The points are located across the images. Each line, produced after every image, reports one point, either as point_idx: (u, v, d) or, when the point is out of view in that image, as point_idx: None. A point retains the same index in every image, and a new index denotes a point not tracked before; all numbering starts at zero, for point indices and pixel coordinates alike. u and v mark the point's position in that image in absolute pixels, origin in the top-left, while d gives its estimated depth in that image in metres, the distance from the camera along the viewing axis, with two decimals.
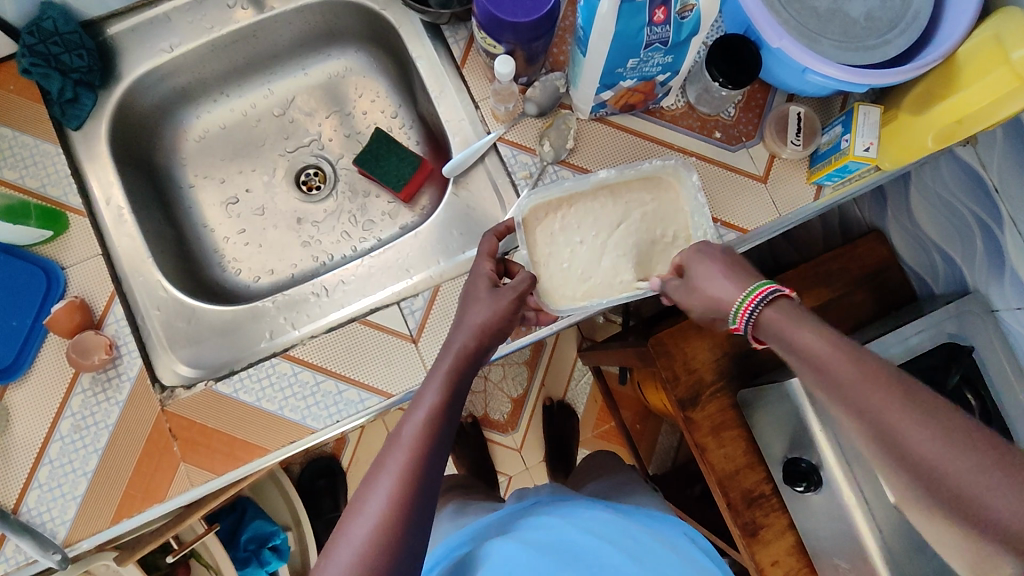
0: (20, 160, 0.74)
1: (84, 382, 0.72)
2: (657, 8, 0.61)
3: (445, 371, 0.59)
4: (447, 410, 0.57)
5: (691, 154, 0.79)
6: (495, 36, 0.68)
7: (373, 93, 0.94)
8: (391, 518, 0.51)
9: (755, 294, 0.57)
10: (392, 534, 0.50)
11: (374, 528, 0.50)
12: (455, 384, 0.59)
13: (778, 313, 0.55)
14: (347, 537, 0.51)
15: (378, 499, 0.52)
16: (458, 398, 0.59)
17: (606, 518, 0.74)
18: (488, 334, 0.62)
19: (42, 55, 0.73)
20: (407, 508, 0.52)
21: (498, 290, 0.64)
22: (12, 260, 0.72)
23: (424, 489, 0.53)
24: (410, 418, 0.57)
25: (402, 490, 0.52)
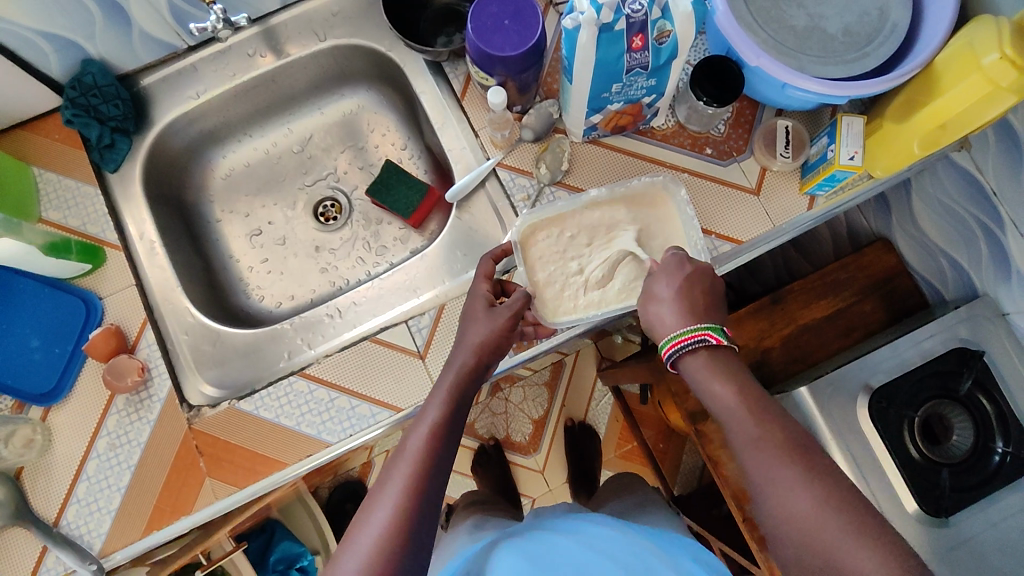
0: (64, 203, 0.82)
1: (118, 403, 0.77)
2: (635, 35, 0.64)
3: (447, 388, 0.63)
4: (448, 425, 0.61)
5: (683, 171, 0.82)
6: (487, 69, 0.73)
7: (384, 127, 1.00)
8: (395, 528, 0.54)
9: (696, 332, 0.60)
10: (396, 541, 0.54)
11: (380, 536, 0.54)
12: (456, 401, 0.63)
13: (704, 360, 0.59)
14: (354, 546, 0.54)
15: (382, 510, 0.55)
16: (459, 413, 0.63)
17: (617, 537, 0.76)
18: (486, 351, 0.66)
19: (83, 107, 0.81)
20: (410, 517, 0.55)
21: (494, 309, 0.68)
22: (55, 292, 0.79)
23: (427, 500, 0.56)
24: (414, 433, 0.60)
25: (406, 501, 0.55)
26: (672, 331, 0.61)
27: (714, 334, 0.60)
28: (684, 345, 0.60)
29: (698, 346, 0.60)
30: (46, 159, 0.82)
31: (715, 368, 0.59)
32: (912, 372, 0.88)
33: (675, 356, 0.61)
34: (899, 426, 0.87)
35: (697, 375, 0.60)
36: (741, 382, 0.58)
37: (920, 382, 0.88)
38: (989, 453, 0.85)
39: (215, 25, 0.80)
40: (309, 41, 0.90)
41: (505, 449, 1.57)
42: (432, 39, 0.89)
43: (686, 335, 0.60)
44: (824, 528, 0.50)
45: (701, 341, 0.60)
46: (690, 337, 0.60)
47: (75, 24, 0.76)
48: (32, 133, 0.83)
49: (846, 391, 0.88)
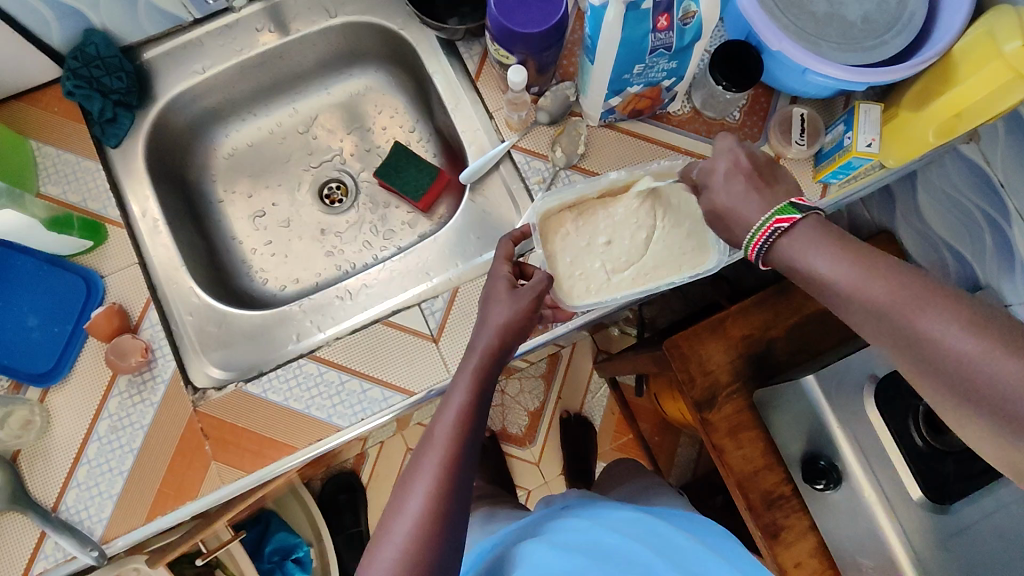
0: (63, 177, 0.79)
1: (120, 384, 0.75)
2: (661, 14, 0.64)
3: (472, 370, 0.62)
4: (476, 409, 0.60)
5: (698, 157, 0.82)
6: (507, 47, 0.72)
7: (391, 109, 0.98)
8: (430, 517, 0.55)
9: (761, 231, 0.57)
10: (431, 530, 0.55)
11: (414, 527, 0.54)
12: (482, 383, 0.62)
13: (793, 242, 0.56)
14: (390, 535, 0.55)
15: (416, 500, 0.55)
16: (486, 396, 0.62)
17: (636, 517, 0.73)
18: (508, 333, 0.65)
19: (85, 79, 0.79)
20: (444, 505, 0.55)
21: (517, 290, 0.67)
22: (54, 270, 0.77)
23: (458, 488, 0.57)
24: (441, 419, 0.59)
25: (439, 490, 0.56)
26: (750, 229, 0.58)
27: (786, 216, 0.56)
28: (766, 239, 0.57)
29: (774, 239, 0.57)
30: (47, 132, 0.80)
31: (811, 241, 0.55)
32: None
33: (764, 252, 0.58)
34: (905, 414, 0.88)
35: (793, 254, 0.56)
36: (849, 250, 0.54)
37: None
38: None
39: None
40: (319, 18, 0.88)
41: (501, 440, 1.56)
42: (446, 17, 0.84)
43: (760, 233, 0.57)
44: (990, 358, 0.46)
45: (776, 231, 0.56)
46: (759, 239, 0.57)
47: None
48: (31, 104, 0.81)
49: (852, 380, 0.91)
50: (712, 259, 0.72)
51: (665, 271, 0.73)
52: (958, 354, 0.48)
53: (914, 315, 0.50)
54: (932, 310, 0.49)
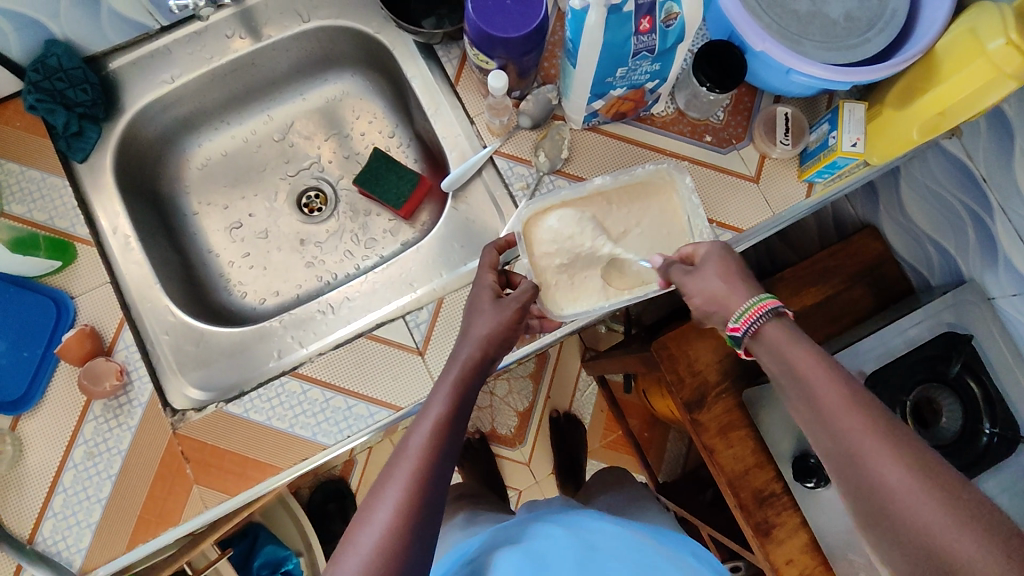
0: (28, 195, 0.77)
1: (96, 409, 0.73)
2: (643, 18, 0.62)
3: (452, 381, 0.61)
4: (454, 420, 0.58)
5: (684, 158, 0.81)
6: (487, 52, 0.70)
7: (370, 114, 0.96)
8: (399, 527, 0.51)
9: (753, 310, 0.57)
10: (399, 542, 0.51)
11: (381, 537, 0.51)
12: (462, 395, 0.60)
13: (782, 328, 0.56)
14: (355, 547, 0.51)
15: (385, 509, 0.52)
16: (465, 408, 0.60)
17: (619, 534, 0.73)
18: (493, 345, 0.63)
19: (47, 92, 0.76)
20: (414, 516, 0.52)
21: (501, 300, 0.66)
22: (24, 292, 0.75)
23: (430, 499, 0.54)
24: (418, 429, 0.57)
25: (410, 500, 0.53)
26: (747, 301, 0.58)
27: (790, 303, 0.58)
28: (767, 311, 0.56)
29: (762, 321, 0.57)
30: (12, 149, 0.78)
31: (793, 337, 0.56)
32: (902, 359, 0.88)
33: (756, 324, 0.57)
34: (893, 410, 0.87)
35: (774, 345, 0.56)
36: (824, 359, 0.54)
37: (912, 367, 0.88)
38: (978, 434, 0.85)
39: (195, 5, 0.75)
40: (291, 22, 0.85)
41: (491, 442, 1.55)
42: (419, 20, 0.83)
43: (764, 304, 0.57)
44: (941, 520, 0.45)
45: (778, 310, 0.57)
46: (749, 316, 0.57)
47: None
48: None
49: None
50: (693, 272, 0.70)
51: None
52: (922, 522, 0.45)
53: (881, 466, 0.48)
54: (905, 468, 0.47)
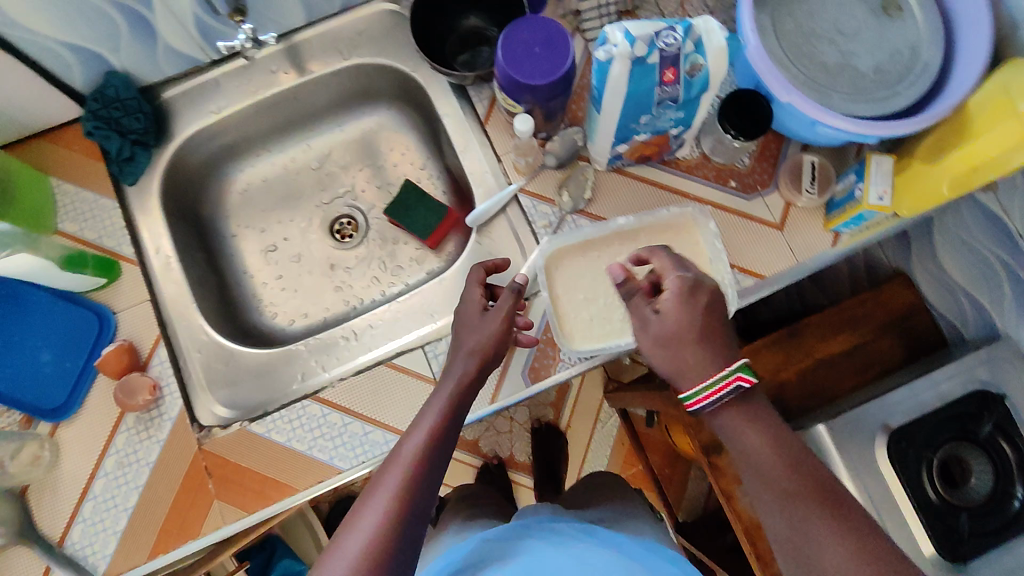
0: (81, 215, 0.83)
1: (128, 421, 0.77)
2: (668, 69, 0.65)
3: (447, 395, 0.62)
4: (446, 433, 0.60)
5: (707, 203, 0.81)
6: (514, 96, 0.72)
7: (404, 147, 0.99)
8: (386, 533, 0.53)
9: (728, 380, 0.58)
10: (386, 547, 0.52)
11: (367, 543, 0.52)
12: (455, 408, 0.62)
13: (737, 413, 0.59)
14: (342, 551, 0.52)
15: (374, 514, 0.54)
16: (457, 421, 0.62)
17: (606, 554, 0.69)
18: (489, 359, 0.65)
19: (104, 119, 0.82)
20: (401, 524, 0.54)
21: (488, 313, 0.67)
22: (69, 305, 0.79)
23: (417, 508, 0.55)
24: (411, 439, 0.59)
25: (398, 507, 0.54)
26: (697, 383, 0.59)
27: (745, 375, 0.58)
28: (722, 395, 0.58)
29: (728, 397, 0.59)
30: (71, 171, 0.84)
31: (749, 416, 0.59)
32: (932, 415, 0.84)
33: (710, 408, 0.60)
34: (919, 468, 0.83)
35: (730, 428, 0.59)
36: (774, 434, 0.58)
37: (943, 423, 0.84)
38: (1010, 499, 0.82)
39: (241, 45, 0.77)
40: (333, 60, 0.90)
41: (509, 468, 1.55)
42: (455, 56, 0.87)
43: (709, 390, 0.58)
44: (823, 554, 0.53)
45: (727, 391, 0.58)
46: (720, 388, 0.58)
47: (99, 33, 0.76)
48: (54, 143, 0.85)
49: (864, 432, 0.84)
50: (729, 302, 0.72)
51: None
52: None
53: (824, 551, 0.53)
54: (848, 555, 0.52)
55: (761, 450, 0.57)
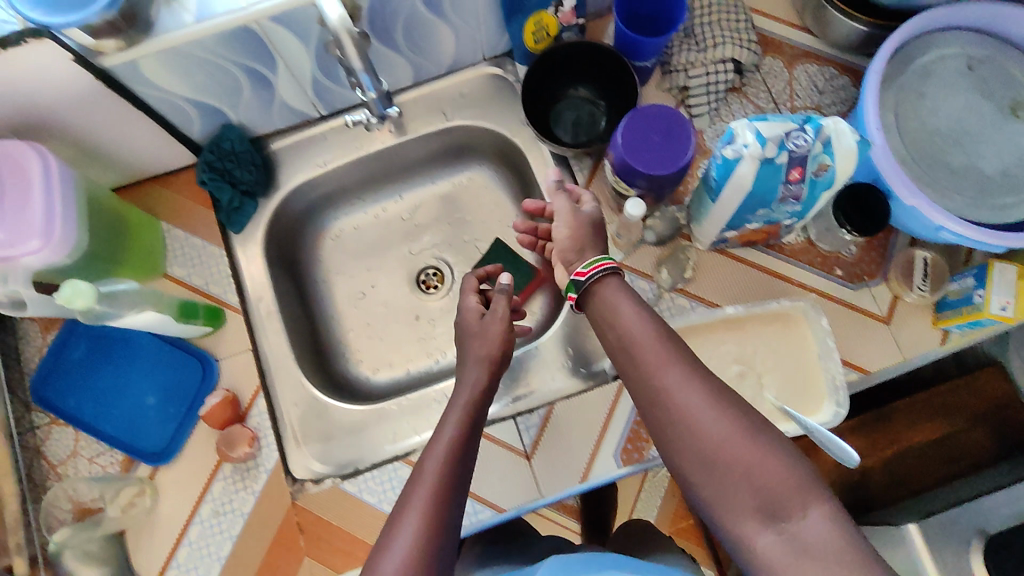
0: (189, 261, 0.85)
1: (225, 469, 0.79)
2: (794, 168, 0.64)
3: (460, 412, 0.64)
4: (465, 447, 0.61)
5: (811, 290, 0.80)
6: (628, 179, 0.72)
7: (493, 202, 1.00)
8: (419, 554, 0.52)
9: (595, 264, 0.67)
10: (420, 571, 0.51)
11: (402, 567, 0.51)
12: (470, 423, 0.64)
13: (611, 285, 0.65)
14: None
15: (405, 536, 0.53)
16: (473, 435, 0.63)
17: None
18: (495, 363, 0.71)
19: (218, 171, 0.84)
20: (433, 544, 0.53)
21: (485, 319, 0.75)
22: (176, 352, 0.82)
23: (447, 528, 0.55)
24: (432, 454, 0.60)
25: (428, 527, 0.54)
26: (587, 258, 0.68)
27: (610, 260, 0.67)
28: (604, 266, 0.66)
29: (603, 275, 0.66)
30: (181, 216, 0.86)
31: (618, 292, 0.65)
32: None
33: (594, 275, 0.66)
34: None
35: (607, 306, 0.64)
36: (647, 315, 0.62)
37: None
38: None
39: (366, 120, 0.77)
40: (436, 119, 0.91)
41: None
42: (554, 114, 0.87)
43: (592, 266, 0.67)
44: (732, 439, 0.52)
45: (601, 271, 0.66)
46: (595, 266, 0.66)
47: (223, 92, 0.77)
48: (167, 187, 0.87)
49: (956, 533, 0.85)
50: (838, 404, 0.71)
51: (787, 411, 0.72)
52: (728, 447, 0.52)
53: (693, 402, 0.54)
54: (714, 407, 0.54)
55: (640, 326, 0.61)
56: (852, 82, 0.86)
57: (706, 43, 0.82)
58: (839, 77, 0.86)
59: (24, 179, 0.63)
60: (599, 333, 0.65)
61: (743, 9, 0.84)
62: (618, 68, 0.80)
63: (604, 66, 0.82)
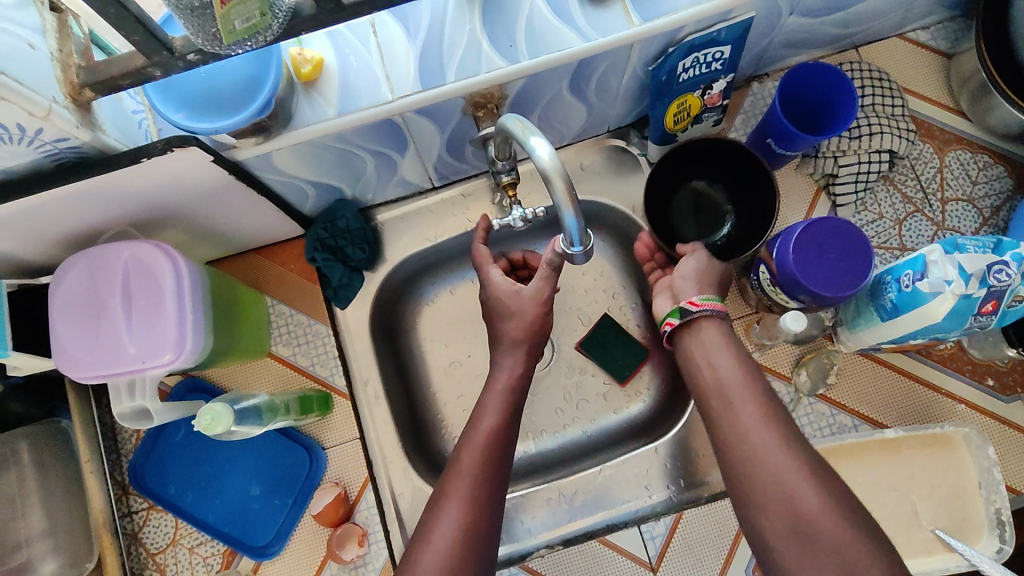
0: (295, 339, 0.81)
1: (332, 567, 0.75)
2: (990, 302, 0.59)
3: (498, 399, 0.66)
4: (504, 436, 0.64)
5: (959, 401, 0.75)
6: (786, 290, 0.67)
7: (598, 271, 0.90)
8: (463, 540, 0.56)
9: (709, 300, 0.62)
10: (463, 556, 0.56)
11: (446, 551, 0.55)
12: (509, 409, 0.66)
13: (716, 327, 0.61)
14: (421, 559, 0.55)
15: (448, 524, 0.57)
16: (512, 422, 0.65)
17: None
18: (533, 344, 0.69)
19: (330, 249, 0.79)
20: (475, 531, 0.57)
21: (521, 291, 0.68)
22: (283, 440, 0.78)
23: (487, 515, 0.59)
24: (470, 442, 0.63)
25: (469, 515, 0.58)
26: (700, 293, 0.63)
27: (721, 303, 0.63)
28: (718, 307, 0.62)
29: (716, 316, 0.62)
30: (286, 291, 0.82)
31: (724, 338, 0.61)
32: None
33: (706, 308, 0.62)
34: None
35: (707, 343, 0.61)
36: (743, 361, 0.59)
37: None
38: None
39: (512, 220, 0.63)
40: None
41: None
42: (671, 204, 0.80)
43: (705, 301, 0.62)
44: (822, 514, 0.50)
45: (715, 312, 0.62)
46: (710, 302, 0.62)
47: (346, 176, 0.73)
48: (270, 260, 0.83)
49: None
50: (998, 544, 0.67)
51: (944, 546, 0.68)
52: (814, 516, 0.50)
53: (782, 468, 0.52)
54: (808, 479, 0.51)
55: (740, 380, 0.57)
56: (1009, 171, 0.79)
57: (862, 131, 0.76)
58: (994, 166, 0.80)
59: (155, 283, 0.60)
60: (688, 372, 0.62)
61: (896, 89, 0.79)
62: (757, 173, 0.72)
63: (744, 166, 0.74)
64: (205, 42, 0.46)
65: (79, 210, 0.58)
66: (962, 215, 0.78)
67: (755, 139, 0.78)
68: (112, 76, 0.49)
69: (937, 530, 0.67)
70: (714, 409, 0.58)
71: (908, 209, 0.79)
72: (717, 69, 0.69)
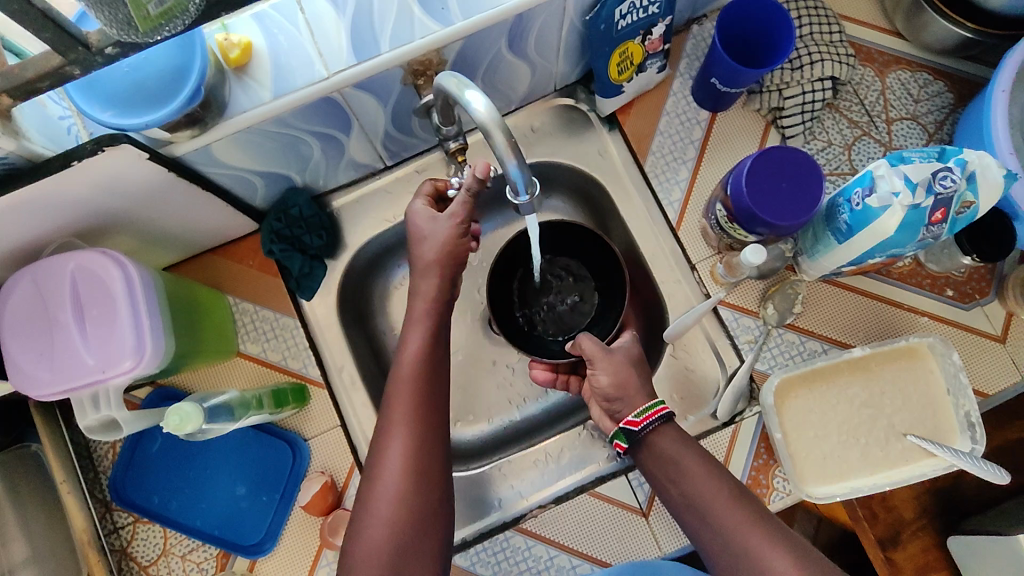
0: (262, 335, 0.79)
1: (328, 555, 0.74)
2: (938, 209, 0.60)
3: (423, 317, 0.69)
4: (430, 353, 0.67)
5: (922, 314, 0.77)
6: (746, 224, 0.68)
7: None
8: (414, 455, 0.62)
9: (648, 412, 0.63)
10: (417, 468, 0.61)
11: (402, 468, 0.61)
12: (436, 324, 0.69)
13: (668, 434, 0.62)
14: (381, 481, 0.61)
15: (397, 445, 0.62)
16: (441, 335, 0.68)
17: None
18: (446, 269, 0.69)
19: (288, 240, 0.78)
20: (423, 446, 0.62)
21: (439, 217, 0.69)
22: (263, 437, 0.77)
23: (432, 428, 0.64)
24: (402, 363, 0.66)
25: (416, 432, 0.63)
26: (636, 408, 0.63)
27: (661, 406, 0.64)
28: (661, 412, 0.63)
29: (659, 423, 0.63)
30: (247, 288, 0.80)
31: (681, 441, 0.62)
32: None
33: (652, 424, 0.62)
34: None
35: (664, 452, 0.62)
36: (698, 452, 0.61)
37: None
38: None
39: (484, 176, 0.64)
40: None
41: None
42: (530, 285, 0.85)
43: (645, 414, 0.63)
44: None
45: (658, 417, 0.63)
46: (650, 414, 0.62)
47: (292, 162, 0.71)
48: (226, 257, 0.81)
49: None
50: (970, 444, 0.69)
51: (920, 454, 0.70)
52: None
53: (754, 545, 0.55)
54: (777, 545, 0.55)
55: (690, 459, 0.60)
56: (949, 86, 0.81)
57: (802, 61, 0.77)
58: (934, 82, 0.81)
59: (103, 289, 0.58)
60: (652, 476, 0.62)
61: (833, 16, 0.80)
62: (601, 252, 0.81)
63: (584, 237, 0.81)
64: (119, 32, 0.44)
65: (13, 224, 0.55)
66: (908, 133, 0.80)
67: (701, 81, 0.78)
68: (28, 79, 0.47)
69: (913, 439, 0.69)
70: (681, 493, 0.60)
71: (856, 133, 0.80)
72: (655, 12, 0.69)
